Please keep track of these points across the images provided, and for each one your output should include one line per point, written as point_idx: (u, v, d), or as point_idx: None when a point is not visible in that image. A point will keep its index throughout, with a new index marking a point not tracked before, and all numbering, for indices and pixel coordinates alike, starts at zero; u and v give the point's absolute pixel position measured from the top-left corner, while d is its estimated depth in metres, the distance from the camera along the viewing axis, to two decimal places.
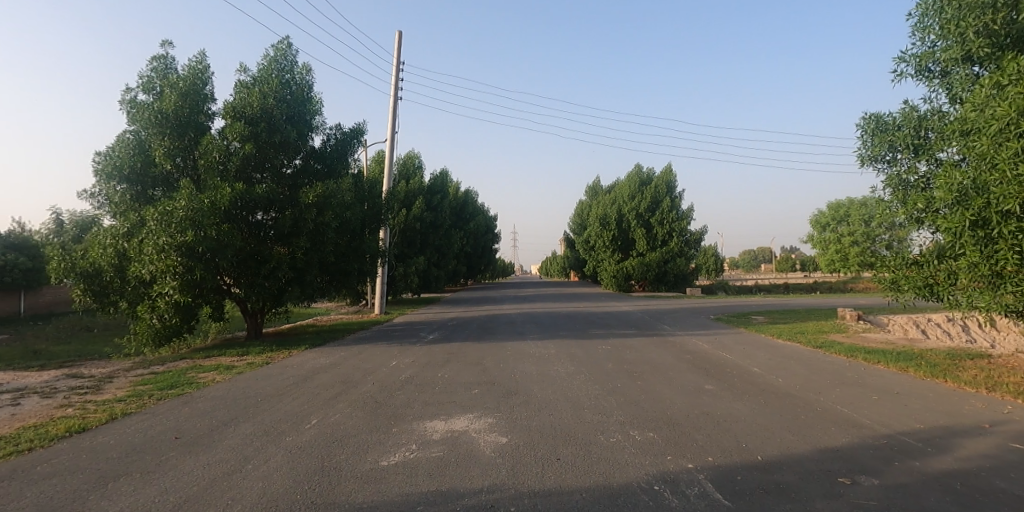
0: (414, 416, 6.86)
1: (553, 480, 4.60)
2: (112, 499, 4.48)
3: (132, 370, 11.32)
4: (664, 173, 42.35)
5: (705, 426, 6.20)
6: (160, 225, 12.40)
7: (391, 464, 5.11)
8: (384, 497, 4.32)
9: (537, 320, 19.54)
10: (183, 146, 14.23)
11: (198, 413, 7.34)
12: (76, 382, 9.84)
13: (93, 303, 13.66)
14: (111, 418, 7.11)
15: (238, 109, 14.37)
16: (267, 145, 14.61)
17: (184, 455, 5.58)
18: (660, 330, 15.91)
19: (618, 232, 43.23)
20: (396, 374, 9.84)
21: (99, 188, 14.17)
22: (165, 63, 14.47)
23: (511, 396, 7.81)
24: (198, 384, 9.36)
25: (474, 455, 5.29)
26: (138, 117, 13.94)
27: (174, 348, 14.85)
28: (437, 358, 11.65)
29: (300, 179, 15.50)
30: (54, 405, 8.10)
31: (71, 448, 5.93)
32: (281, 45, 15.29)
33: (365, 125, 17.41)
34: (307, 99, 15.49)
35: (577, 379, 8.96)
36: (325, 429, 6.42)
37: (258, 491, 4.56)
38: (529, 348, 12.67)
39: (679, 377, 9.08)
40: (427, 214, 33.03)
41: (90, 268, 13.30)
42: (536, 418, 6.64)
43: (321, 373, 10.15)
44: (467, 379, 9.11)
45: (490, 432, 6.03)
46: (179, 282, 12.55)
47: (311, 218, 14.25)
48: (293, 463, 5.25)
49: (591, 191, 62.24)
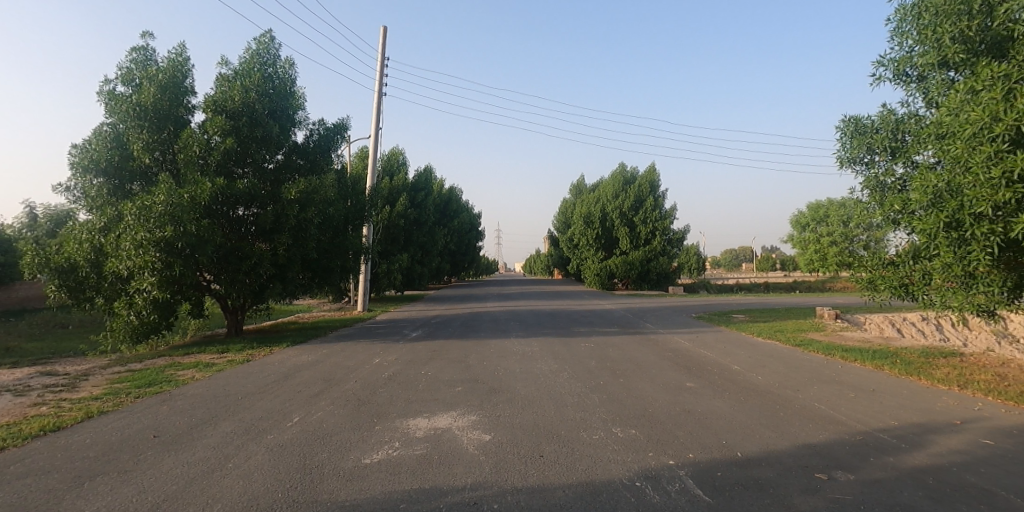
0: (397, 413, 6.85)
1: (535, 476, 4.64)
2: (90, 499, 4.42)
3: (109, 367, 11.10)
4: (647, 173, 42.60)
5: (686, 423, 6.28)
6: (138, 219, 12.19)
7: (373, 462, 5.10)
8: (367, 495, 4.31)
9: (520, 318, 19.52)
10: (161, 140, 14.01)
11: (177, 412, 7.24)
12: (50, 380, 9.67)
13: (68, 299, 13.36)
14: (87, 417, 6.99)
15: (219, 103, 14.22)
16: (248, 140, 14.45)
17: (163, 455, 5.50)
18: (643, 328, 16.00)
19: (602, 230, 43.41)
20: (379, 372, 9.81)
21: (75, 182, 13.86)
22: (145, 55, 14.23)
23: (495, 393, 7.83)
24: (177, 382, 9.24)
25: (458, 453, 5.30)
26: (115, 110, 13.68)
27: (152, 346, 14.61)
28: (421, 355, 11.61)
29: (282, 174, 15.34)
30: (28, 403, 7.94)
31: (46, 447, 5.83)
32: (264, 39, 15.14)
33: (349, 121, 17.27)
34: (290, 94, 15.33)
35: (561, 377, 9.02)
36: (308, 427, 6.39)
37: (238, 490, 4.51)
38: (512, 345, 12.66)
39: (662, 375, 9.18)
40: (410, 210, 33.01)
41: (65, 264, 13.04)
42: (520, 415, 6.65)
43: (303, 371, 10.08)
44: (450, 377, 9.11)
45: (473, 430, 6.04)
46: (157, 279, 12.37)
47: (293, 214, 14.12)
48: (275, 461, 5.23)
49: (574, 191, 62.54)
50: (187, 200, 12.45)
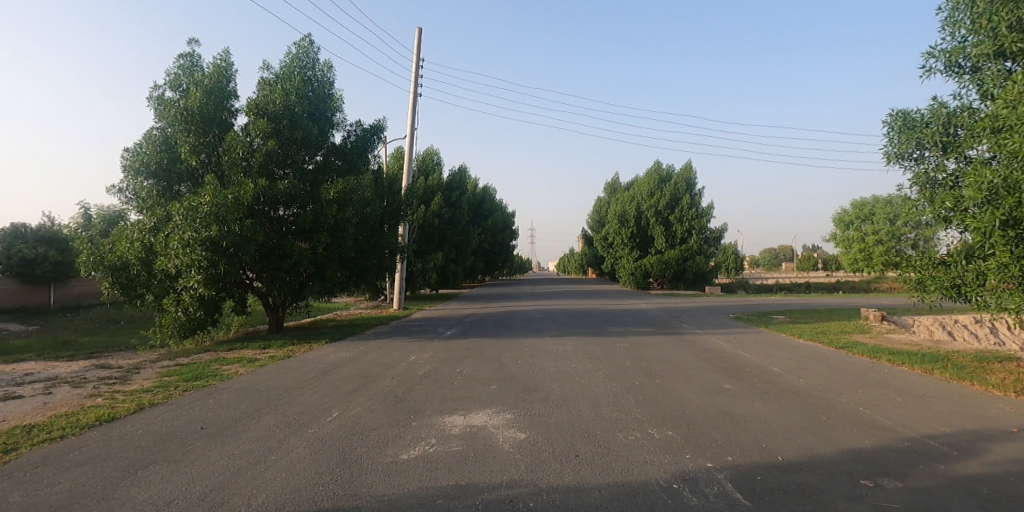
0: (433, 410, 6.93)
1: (571, 476, 4.63)
2: (143, 486, 4.62)
3: (159, 361, 11.56)
4: (684, 170, 41.95)
5: (724, 426, 6.17)
6: (185, 220, 12.63)
7: (410, 458, 5.18)
8: (405, 490, 4.39)
9: (554, 317, 19.49)
10: (207, 143, 14.48)
11: (222, 405, 7.49)
12: (105, 372, 10.11)
13: (121, 296, 13.95)
14: (139, 408, 7.30)
15: (261, 106, 14.61)
16: (289, 141, 14.82)
17: (209, 446, 5.70)
18: (679, 329, 15.76)
19: (637, 229, 42.94)
20: (414, 369, 9.92)
21: (127, 184, 14.46)
22: (192, 61, 14.72)
23: (529, 392, 7.83)
24: (222, 376, 9.55)
25: (493, 450, 5.33)
26: (164, 114, 14.20)
27: (198, 341, 15.12)
28: (456, 353, 11.70)
29: (321, 175, 15.67)
30: (84, 394, 8.33)
31: (102, 436, 6.10)
32: (304, 42, 15.48)
33: (385, 121, 17.52)
34: (329, 96, 15.64)
35: (596, 377, 8.97)
36: (346, 422, 6.52)
37: (281, 482, 4.64)
38: (546, 345, 12.65)
39: (699, 376, 9.04)
40: (444, 210, 33.28)
41: (118, 262, 13.61)
42: (554, 414, 6.65)
43: (341, 367, 10.29)
44: (484, 375, 9.16)
45: (509, 428, 6.06)
46: (203, 277, 12.79)
47: (332, 214, 14.40)
48: (315, 454, 5.36)
49: (609, 189, 62.04)
50: (231, 200, 12.83)
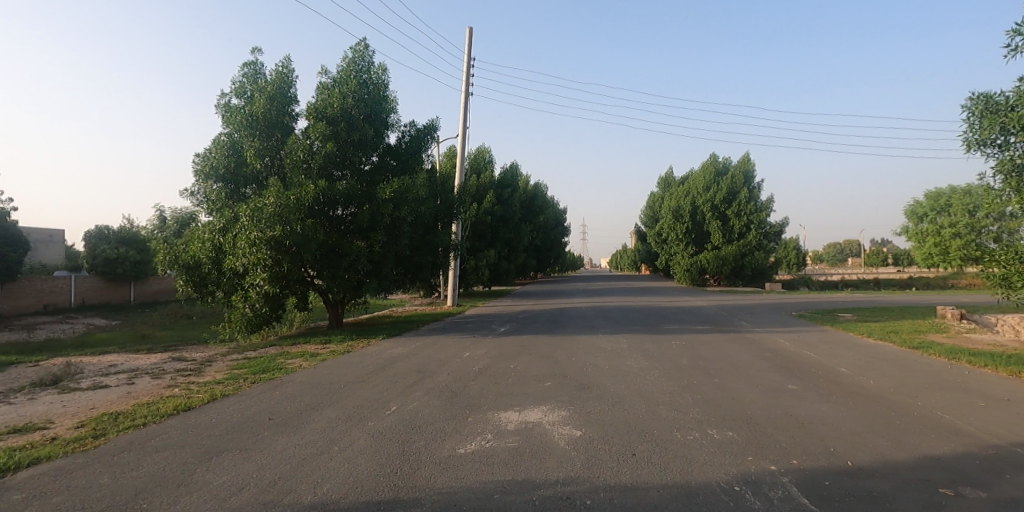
0: (488, 406, 7.01)
1: (628, 475, 4.59)
2: (217, 472, 4.88)
3: (228, 355, 12.16)
4: (741, 163, 40.72)
5: (788, 428, 5.97)
6: (251, 220, 13.19)
7: (467, 452, 5.26)
8: (463, 483, 4.45)
9: (608, 314, 19.31)
10: (271, 146, 15.09)
11: (287, 397, 7.81)
12: (180, 365, 10.73)
13: (194, 293, 14.74)
14: (212, 399, 7.70)
15: (320, 110, 15.05)
16: (346, 144, 15.26)
17: (277, 436, 5.96)
18: (738, 327, 15.32)
19: (693, 224, 41.98)
20: (469, 365, 10.06)
21: (198, 188, 15.24)
22: (255, 69, 15.35)
23: (584, 390, 7.81)
24: (287, 369, 9.97)
25: (548, 447, 5.35)
26: (231, 120, 14.89)
27: (264, 336, 15.80)
28: (509, 350, 11.79)
29: (377, 175, 16.05)
30: (162, 385, 8.86)
31: (179, 424, 6.48)
32: (359, 47, 15.89)
33: (438, 121, 17.77)
34: (383, 98, 16.00)
35: (652, 375, 8.84)
36: (405, 416, 6.68)
37: (344, 472, 4.80)
38: (600, 342, 12.56)
39: (760, 376, 8.77)
40: (496, 208, 33.51)
41: (191, 261, 14.37)
42: (610, 412, 6.60)
43: (398, 362, 10.54)
44: (538, 372, 9.18)
45: (564, 425, 6.06)
46: (268, 275, 13.34)
47: (388, 213, 14.74)
48: (376, 446, 5.52)
49: (663, 184, 60.89)
50: (293, 201, 13.32)
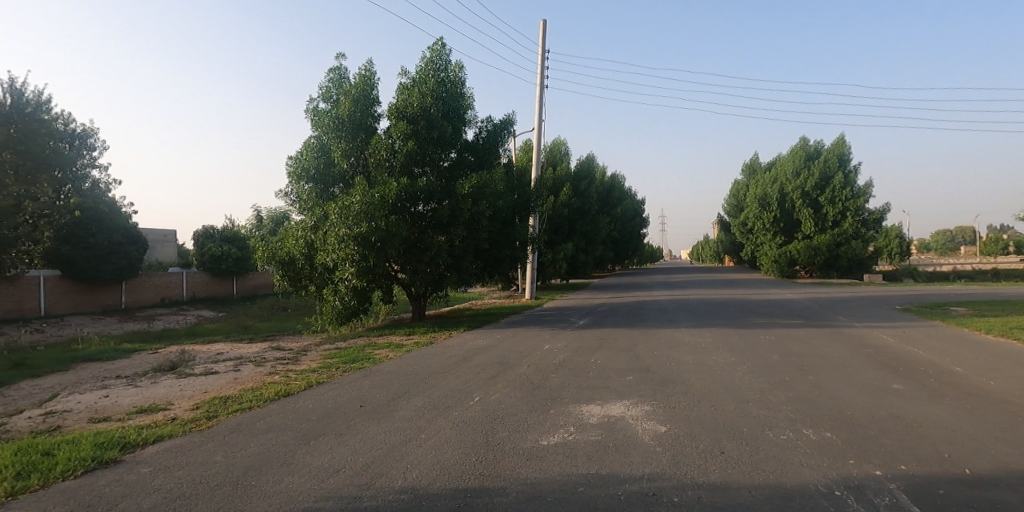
0: (570, 399, 7.02)
1: (717, 473, 4.46)
2: (315, 454, 5.19)
3: (321, 345, 12.87)
4: (835, 145, 38.20)
5: (894, 430, 5.57)
6: (340, 218, 13.88)
7: (550, 444, 5.29)
8: (547, 475, 4.49)
9: (690, 307, 18.76)
10: (356, 147, 15.77)
11: (376, 386, 8.16)
12: (279, 353, 11.47)
13: (289, 286, 15.69)
14: (308, 386, 8.19)
15: (400, 110, 15.56)
16: (426, 142, 15.69)
17: (368, 422, 6.25)
18: (834, 321, 14.44)
19: (781, 213, 39.85)
20: (549, 357, 10.10)
21: (291, 189, 16.18)
22: (340, 73, 16.05)
23: (668, 384, 7.65)
24: (374, 359, 10.42)
25: (632, 442, 5.28)
26: (319, 124, 15.67)
27: (352, 327, 16.57)
28: (589, 343, 11.73)
29: (456, 171, 16.39)
30: (264, 372, 9.52)
31: (280, 409, 6.94)
32: (437, 46, 16.23)
33: (514, 115, 17.89)
34: (461, 95, 16.27)
35: (740, 371, 8.52)
36: (488, 407, 6.81)
37: (432, 459, 4.96)
38: (683, 336, 12.22)
39: (860, 374, 8.23)
40: (572, 200, 33.32)
41: (286, 257, 15.31)
42: (696, 408, 6.43)
43: (479, 354, 10.75)
44: (620, 365, 9.08)
45: (648, 420, 5.97)
46: (356, 269, 13.99)
47: (467, 208, 15.04)
48: (461, 435, 5.67)
49: (748, 170, 58.20)
50: (378, 199, 13.88)
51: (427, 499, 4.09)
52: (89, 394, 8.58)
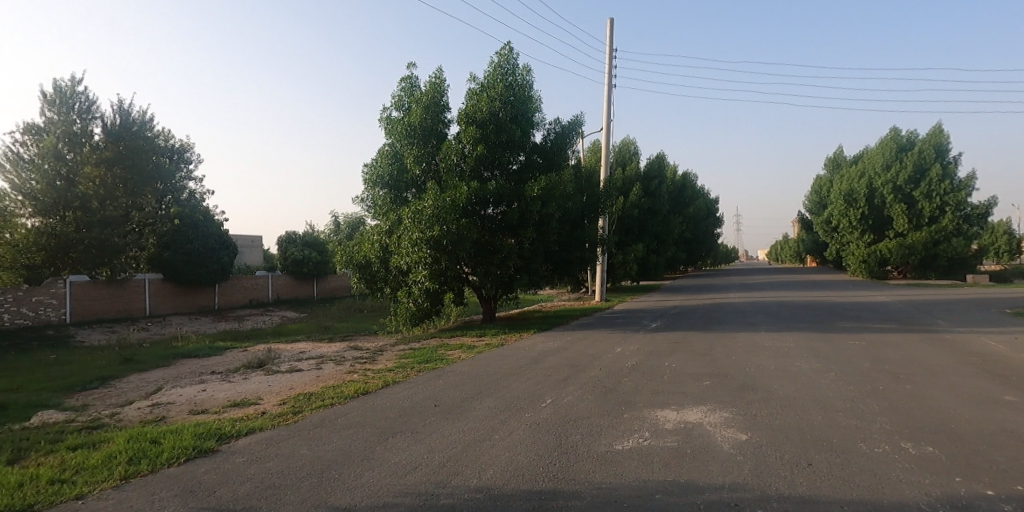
0: (644, 403, 6.88)
1: (805, 486, 4.23)
2: (393, 451, 5.36)
3: (396, 345, 13.26)
4: (931, 135, 35.32)
5: (1007, 447, 5.09)
6: (413, 222, 14.25)
7: (625, 449, 5.20)
8: (622, 480, 4.42)
9: (770, 310, 17.95)
10: (428, 153, 16.16)
11: (449, 386, 8.32)
12: (357, 353, 11.93)
13: (366, 289, 16.28)
14: (385, 384, 8.46)
15: (470, 115, 15.80)
16: (495, 145, 15.85)
17: (443, 421, 6.39)
18: (932, 325, 13.39)
19: (870, 209, 37.35)
20: (622, 361, 9.94)
21: (367, 195, 16.78)
22: (411, 82, 16.49)
23: (748, 391, 7.35)
24: (447, 360, 10.62)
25: (711, 450, 5.10)
26: (393, 132, 16.18)
27: (425, 328, 16.99)
28: (663, 346, 11.45)
29: (525, 174, 16.46)
30: (344, 370, 9.93)
31: (359, 406, 7.21)
32: (504, 50, 16.37)
33: (582, 116, 17.77)
34: (528, 98, 16.33)
35: (827, 378, 8.06)
36: (560, 409, 6.79)
37: (506, 460, 5.00)
38: (764, 340, 11.71)
39: (965, 384, 7.58)
40: (643, 200, 32.71)
41: (363, 260, 15.89)
42: (779, 416, 6.13)
43: (550, 356, 10.74)
44: (696, 370, 8.81)
45: (728, 427, 5.75)
46: (429, 272, 14.32)
47: (536, 210, 15.06)
48: (534, 437, 5.68)
49: (832, 164, 55.09)
50: (449, 202, 14.14)
51: (501, 499, 4.11)
52: (188, 388, 9.24)
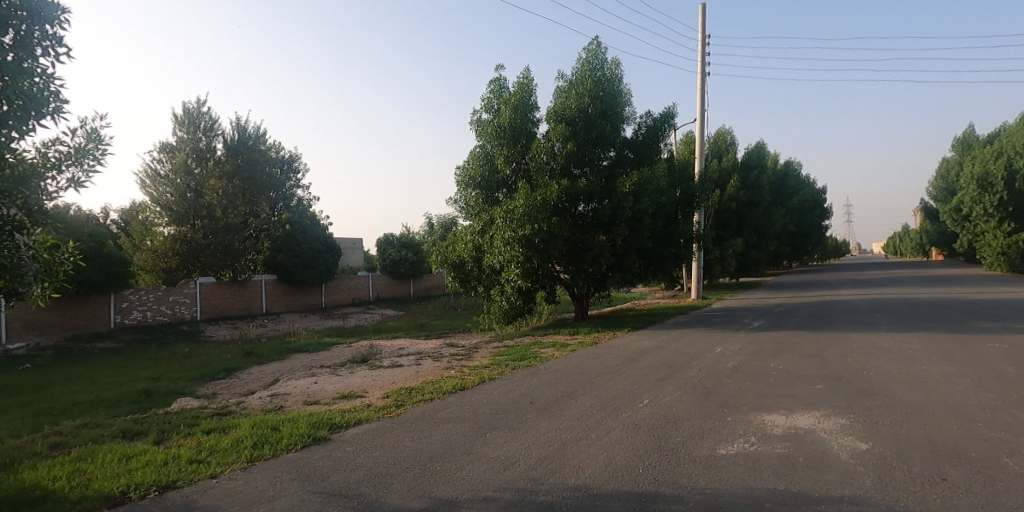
0: (749, 406, 6.55)
1: (938, 504, 3.85)
2: (492, 446, 5.45)
3: (491, 343, 13.49)
4: None
5: None
6: (505, 221, 14.42)
7: (729, 454, 4.98)
8: (727, 486, 4.24)
9: (889, 308, 16.50)
10: (518, 153, 16.29)
11: (544, 384, 8.35)
12: (453, 350, 12.26)
13: (460, 288, 16.69)
14: (481, 381, 8.64)
15: (559, 113, 15.76)
16: (585, 142, 15.71)
17: (539, 419, 6.42)
18: None
19: (1009, 194, 33.42)
20: (723, 361, 9.53)
21: (460, 196, 17.18)
22: (500, 84, 16.71)
23: (866, 396, 6.80)
24: (541, 357, 10.66)
25: (827, 459, 4.77)
26: (483, 134, 16.48)
27: (518, 326, 17.17)
28: (768, 346, 10.85)
29: (616, 169, 16.18)
30: (442, 366, 10.24)
31: (458, 401, 7.40)
32: (592, 46, 16.18)
33: (675, 107, 17.22)
34: (618, 92, 16.05)
35: (961, 384, 7.28)
36: (658, 410, 6.62)
37: (604, 460, 4.95)
38: (883, 341, 10.78)
39: None
40: (741, 192, 31.19)
41: (457, 260, 16.31)
42: (904, 425, 5.63)
43: (646, 355, 10.50)
44: (806, 372, 8.27)
45: (845, 435, 5.35)
46: (521, 270, 14.45)
47: (628, 206, 14.78)
48: (632, 438, 5.57)
49: (961, 145, 49.84)
50: (540, 201, 14.19)
51: (601, 499, 4.08)
52: (301, 380, 9.92)
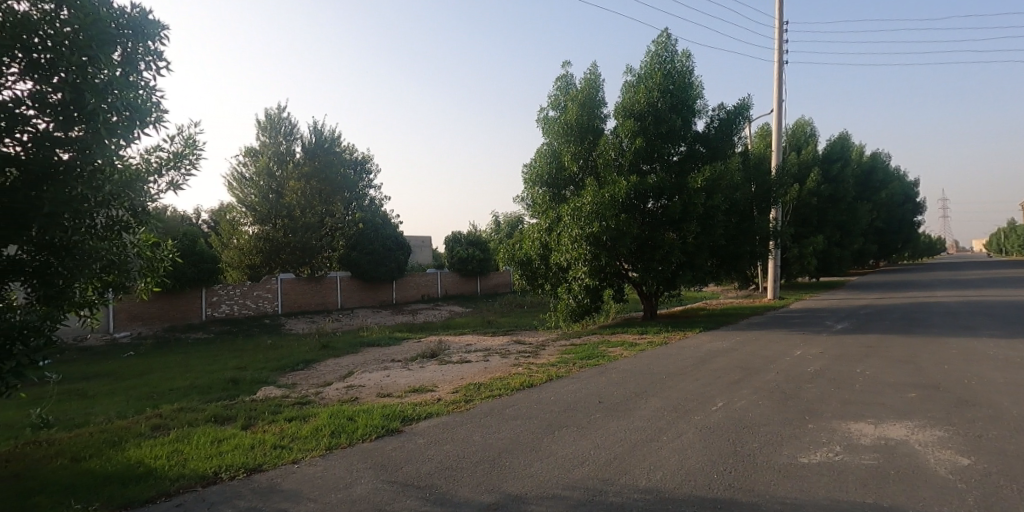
0: (833, 413, 6.21)
1: None
2: (560, 444, 5.44)
3: (558, 340, 13.47)
4: None
5: None
6: (573, 219, 14.34)
7: (811, 462, 4.74)
8: (809, 496, 4.04)
9: (993, 311, 15.16)
10: (585, 150, 16.16)
11: (613, 383, 8.24)
12: (521, 347, 12.33)
13: (527, 285, 16.75)
14: (549, 379, 8.63)
15: (627, 108, 15.51)
16: (655, 137, 15.38)
17: (608, 418, 6.35)
18: None
19: None
20: (803, 365, 9.08)
21: (527, 194, 17.24)
22: (567, 81, 16.64)
23: (967, 407, 6.27)
24: (610, 357, 10.54)
25: (922, 473, 4.44)
26: (550, 131, 16.47)
27: (586, 324, 17.05)
28: (853, 350, 10.23)
29: (687, 164, 15.74)
30: (510, 363, 10.32)
31: (526, 398, 7.44)
32: (662, 38, 15.82)
33: (750, 99, 16.56)
34: (689, 85, 15.61)
35: None
36: (733, 413, 6.39)
37: (676, 463, 4.83)
38: (986, 347, 9.91)
39: None
40: (823, 187, 29.60)
41: (525, 257, 16.38)
42: (1013, 440, 5.14)
43: (720, 357, 10.16)
44: (897, 379, 7.73)
45: (943, 448, 4.97)
46: (589, 268, 14.33)
47: (700, 202, 14.35)
48: (706, 441, 5.41)
49: None
50: (609, 198, 14.01)
51: (674, 503, 3.98)
52: (375, 373, 10.27)
